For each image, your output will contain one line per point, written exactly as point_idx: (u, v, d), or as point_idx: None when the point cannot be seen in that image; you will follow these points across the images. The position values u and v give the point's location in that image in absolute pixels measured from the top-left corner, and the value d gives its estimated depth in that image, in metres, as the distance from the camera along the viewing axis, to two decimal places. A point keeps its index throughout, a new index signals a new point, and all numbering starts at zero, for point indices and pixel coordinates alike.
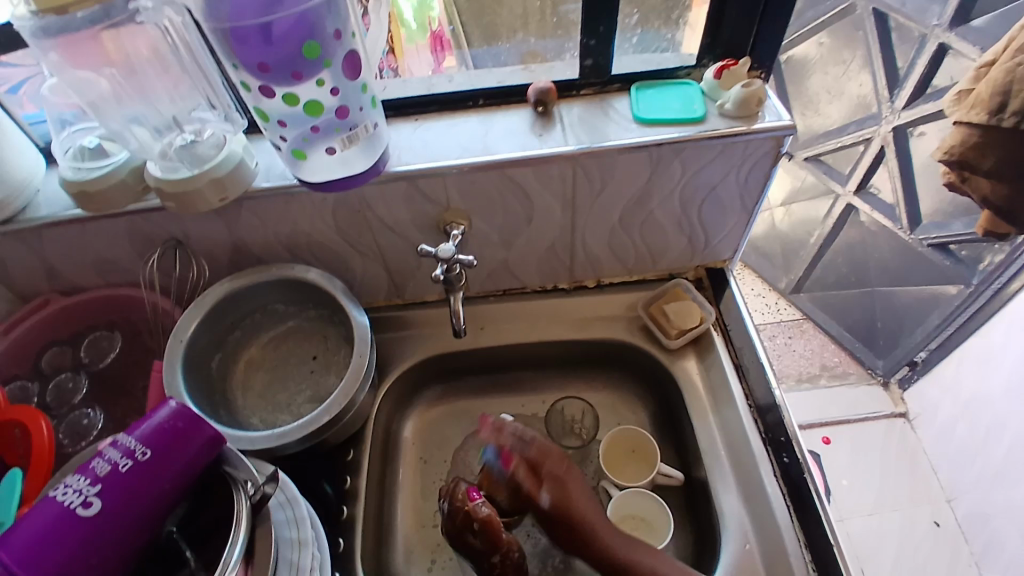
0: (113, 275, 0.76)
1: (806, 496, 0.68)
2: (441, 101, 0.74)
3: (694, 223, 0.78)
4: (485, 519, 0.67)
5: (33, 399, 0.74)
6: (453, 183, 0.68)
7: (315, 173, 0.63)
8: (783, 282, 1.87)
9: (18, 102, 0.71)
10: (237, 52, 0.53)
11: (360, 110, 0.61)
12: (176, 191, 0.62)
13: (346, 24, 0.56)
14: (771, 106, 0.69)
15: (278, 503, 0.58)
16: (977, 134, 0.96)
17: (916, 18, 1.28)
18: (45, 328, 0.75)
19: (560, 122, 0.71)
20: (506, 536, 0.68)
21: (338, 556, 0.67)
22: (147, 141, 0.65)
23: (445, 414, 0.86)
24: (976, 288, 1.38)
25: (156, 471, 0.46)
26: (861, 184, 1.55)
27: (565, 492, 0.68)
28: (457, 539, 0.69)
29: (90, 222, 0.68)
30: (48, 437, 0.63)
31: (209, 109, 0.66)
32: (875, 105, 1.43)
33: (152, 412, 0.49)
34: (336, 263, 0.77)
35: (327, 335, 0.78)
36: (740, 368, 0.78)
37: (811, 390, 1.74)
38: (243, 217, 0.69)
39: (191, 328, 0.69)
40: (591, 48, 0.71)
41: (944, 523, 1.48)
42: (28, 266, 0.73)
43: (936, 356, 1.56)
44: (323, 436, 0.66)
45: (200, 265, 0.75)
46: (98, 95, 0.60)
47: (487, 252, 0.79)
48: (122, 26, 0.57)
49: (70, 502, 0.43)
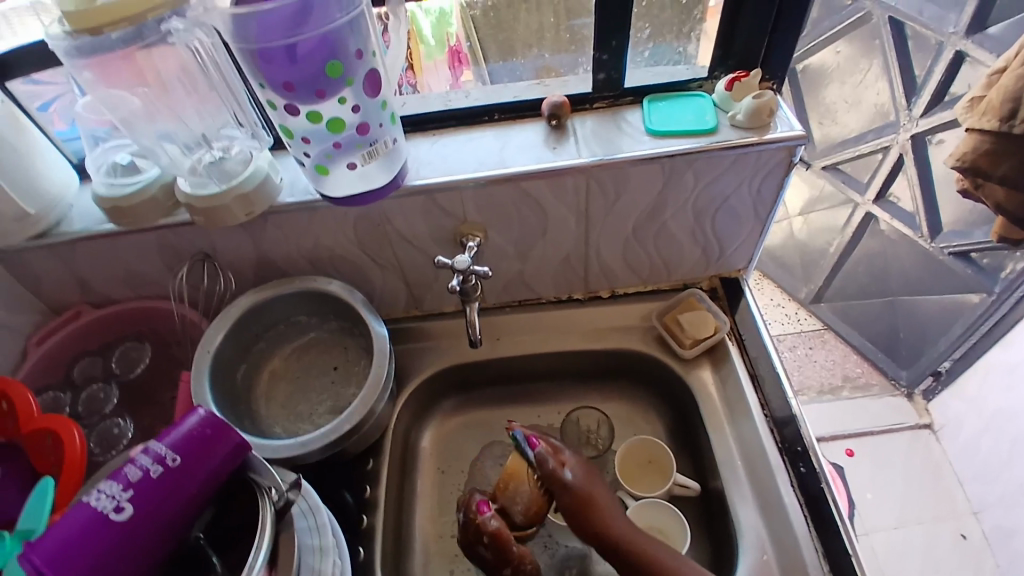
0: (142, 288, 0.79)
1: (823, 508, 0.68)
2: (458, 116, 0.76)
3: (708, 233, 0.79)
4: (494, 532, 0.68)
5: (65, 409, 0.76)
6: (470, 197, 0.70)
7: (337, 189, 0.65)
8: (803, 292, 1.85)
9: (49, 119, 0.74)
10: (264, 71, 0.55)
11: (380, 126, 0.63)
12: (206, 207, 0.64)
13: (367, 43, 0.58)
14: (783, 116, 0.70)
15: (301, 511, 0.60)
16: (990, 141, 0.96)
17: (933, 26, 1.27)
18: (77, 340, 0.78)
19: (573, 135, 0.72)
20: (518, 548, 0.69)
21: (358, 564, 0.68)
22: (178, 156, 0.67)
23: (462, 425, 0.87)
24: (999, 296, 1.37)
25: (185, 477, 0.48)
26: (880, 193, 1.53)
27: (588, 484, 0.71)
28: (469, 549, 0.70)
29: (122, 237, 0.71)
30: (81, 446, 0.65)
31: (237, 127, 0.69)
32: (893, 113, 1.42)
33: (180, 421, 0.51)
34: (356, 276, 0.79)
35: (347, 346, 0.80)
36: (757, 379, 0.78)
37: (833, 401, 1.72)
38: (268, 232, 0.72)
39: (218, 339, 0.71)
40: (604, 63, 0.73)
41: (970, 537, 1.45)
42: (62, 279, 0.76)
43: (960, 367, 1.54)
44: (343, 445, 0.67)
45: (226, 278, 0.78)
46: (131, 112, 0.62)
47: (503, 265, 0.80)
48: (154, 46, 0.59)
49: (103, 507, 0.44)
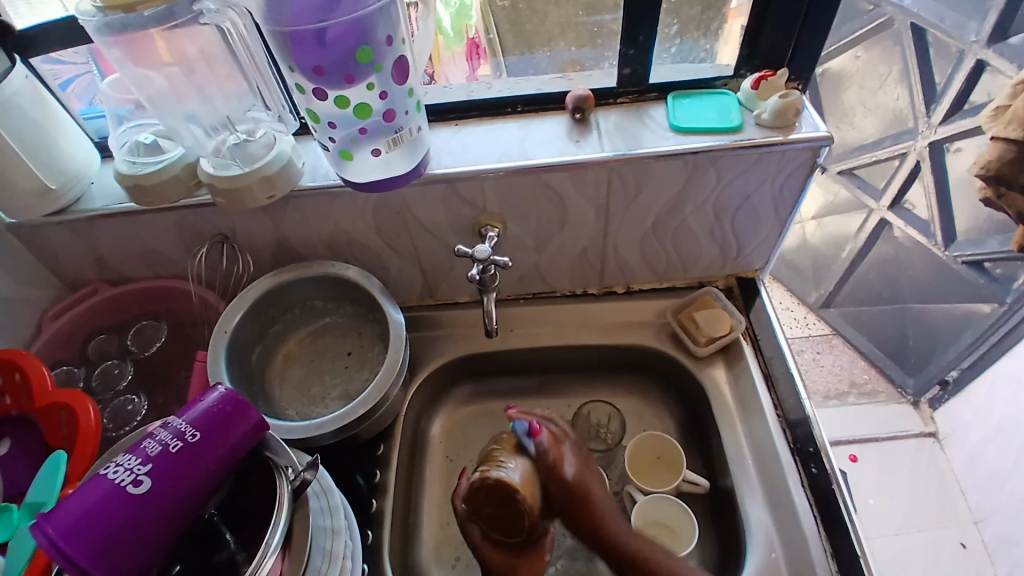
0: (159, 267, 0.80)
1: (834, 507, 0.69)
2: (481, 106, 0.76)
3: (727, 232, 0.79)
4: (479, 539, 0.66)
5: (80, 383, 0.77)
6: (491, 188, 0.70)
7: (360, 174, 0.65)
8: (812, 296, 1.85)
9: (68, 99, 0.74)
10: (294, 55, 0.55)
11: (406, 113, 0.63)
12: (228, 188, 0.64)
13: (397, 30, 0.58)
14: (807, 116, 0.70)
15: (314, 492, 0.60)
16: (1013, 150, 0.95)
17: (955, 34, 1.26)
18: (95, 316, 0.79)
19: (597, 129, 0.72)
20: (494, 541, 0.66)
21: (367, 548, 0.68)
22: (201, 137, 0.67)
23: (471, 415, 0.87)
24: (1011, 306, 1.37)
25: (203, 453, 0.48)
26: (895, 198, 1.52)
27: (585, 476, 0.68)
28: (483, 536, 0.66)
29: (143, 214, 0.71)
30: (95, 420, 0.65)
31: (264, 109, 0.69)
32: (911, 119, 1.41)
33: (200, 398, 0.51)
34: (374, 263, 0.80)
35: (363, 332, 0.80)
36: (770, 379, 0.78)
37: (838, 407, 1.72)
38: (288, 214, 0.72)
39: (235, 319, 0.72)
40: (631, 58, 0.73)
41: (971, 546, 1.45)
42: (81, 255, 0.77)
43: (968, 375, 1.54)
44: (356, 429, 0.68)
45: (245, 260, 0.78)
46: (157, 91, 0.63)
47: (519, 256, 0.80)
48: (182, 26, 0.59)
49: (121, 480, 0.45)
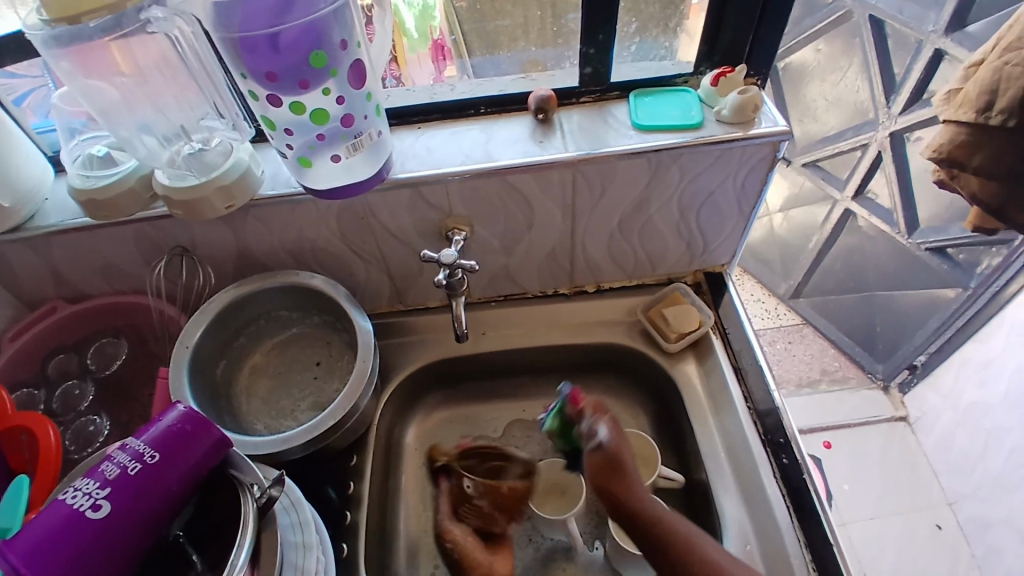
0: (118, 283, 0.77)
1: (805, 496, 0.69)
2: (443, 109, 0.76)
3: (693, 228, 0.79)
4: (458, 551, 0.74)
5: (40, 405, 0.74)
6: (456, 190, 0.69)
7: (320, 180, 0.64)
8: (783, 287, 1.88)
9: (23, 113, 0.72)
10: (245, 61, 0.54)
11: (365, 117, 0.62)
12: (183, 199, 0.63)
13: (352, 33, 0.57)
14: (766, 112, 0.70)
15: (283, 507, 0.59)
16: (965, 133, 0.98)
17: (912, 25, 1.28)
18: (52, 335, 0.76)
19: (560, 130, 0.72)
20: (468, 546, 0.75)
21: (342, 561, 0.67)
22: (156, 148, 0.66)
23: (446, 420, 0.87)
24: (974, 291, 1.39)
25: (165, 472, 0.47)
26: (859, 189, 1.55)
27: (622, 447, 0.65)
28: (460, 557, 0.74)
29: (98, 229, 0.69)
30: (56, 442, 0.63)
31: (217, 117, 0.67)
32: (872, 111, 1.44)
33: (158, 417, 0.50)
34: (340, 270, 0.79)
35: (331, 341, 0.79)
36: (740, 372, 0.79)
37: (811, 395, 1.75)
38: (249, 224, 0.71)
39: (197, 334, 0.70)
40: (591, 57, 0.73)
41: (945, 526, 1.48)
42: (36, 273, 0.74)
43: (935, 360, 1.57)
44: (327, 441, 0.67)
45: (206, 272, 0.76)
46: (109, 102, 0.61)
47: (488, 259, 0.80)
48: (132, 35, 0.57)
49: (79, 505, 0.43)
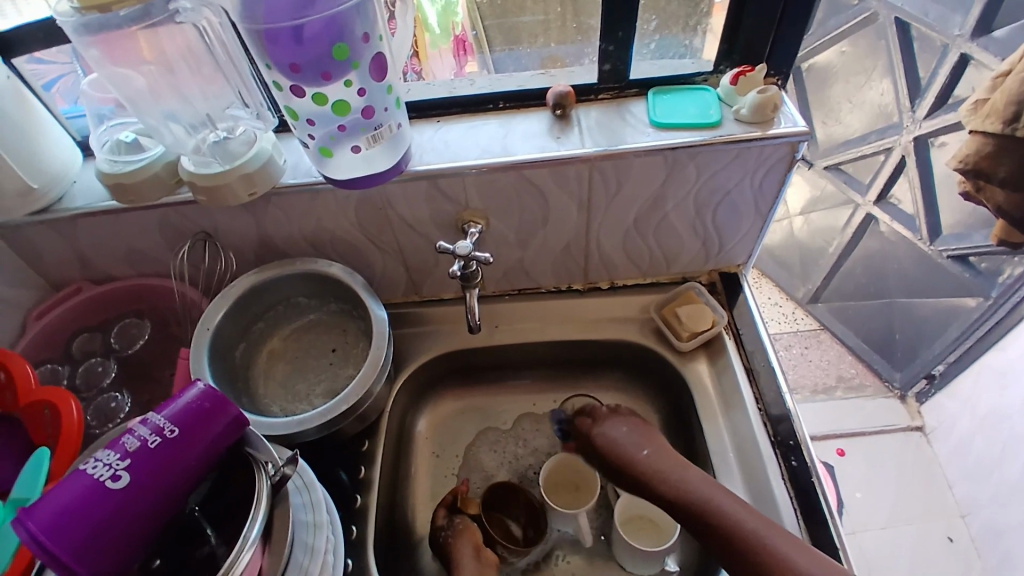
0: (142, 265, 0.79)
1: (813, 500, 0.69)
2: (462, 103, 0.76)
3: (709, 227, 0.79)
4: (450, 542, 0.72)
5: (63, 381, 0.77)
6: (473, 183, 0.70)
7: (340, 170, 0.65)
8: (801, 291, 1.87)
9: (53, 99, 0.73)
10: (270, 52, 0.55)
11: (385, 110, 0.63)
12: (208, 185, 0.64)
13: (373, 27, 0.58)
14: (786, 112, 0.70)
15: (296, 486, 0.59)
16: (989, 143, 0.97)
17: (938, 28, 1.27)
18: (77, 314, 0.79)
19: (578, 126, 0.72)
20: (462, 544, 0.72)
21: (352, 543, 0.69)
22: (182, 136, 0.67)
23: (456, 412, 0.88)
24: (996, 300, 1.37)
25: (183, 447, 0.48)
26: (881, 193, 1.53)
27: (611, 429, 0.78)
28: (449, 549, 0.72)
29: (123, 213, 0.71)
30: (78, 419, 0.65)
31: (242, 107, 0.69)
32: (896, 114, 1.42)
33: (179, 393, 0.51)
34: (358, 260, 0.80)
35: (347, 329, 0.80)
36: (751, 372, 0.79)
37: (824, 402, 1.73)
38: (270, 212, 0.72)
39: (217, 317, 0.71)
40: (610, 53, 0.73)
41: (958, 538, 1.46)
42: (63, 255, 0.76)
43: (953, 370, 1.54)
44: (340, 425, 0.68)
45: (228, 257, 0.78)
46: (136, 90, 0.63)
47: (503, 252, 0.80)
48: (160, 25, 0.59)
49: (100, 475, 0.45)
